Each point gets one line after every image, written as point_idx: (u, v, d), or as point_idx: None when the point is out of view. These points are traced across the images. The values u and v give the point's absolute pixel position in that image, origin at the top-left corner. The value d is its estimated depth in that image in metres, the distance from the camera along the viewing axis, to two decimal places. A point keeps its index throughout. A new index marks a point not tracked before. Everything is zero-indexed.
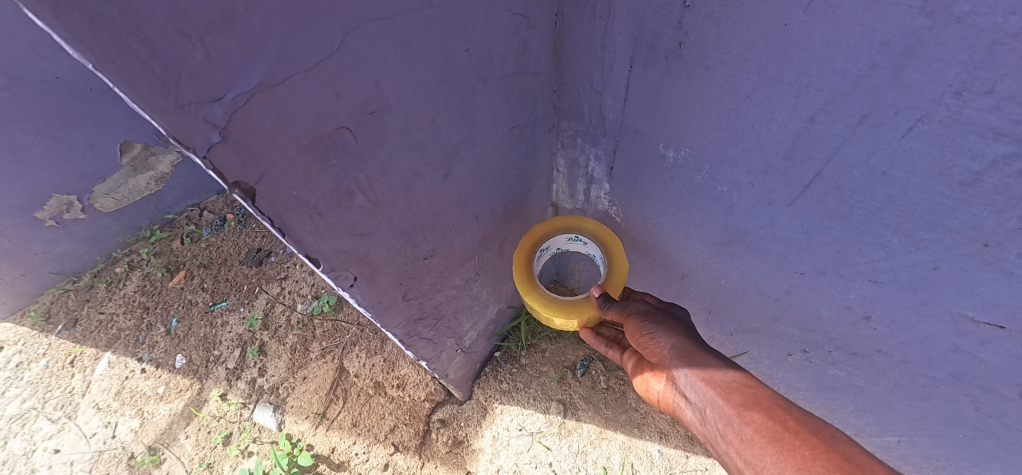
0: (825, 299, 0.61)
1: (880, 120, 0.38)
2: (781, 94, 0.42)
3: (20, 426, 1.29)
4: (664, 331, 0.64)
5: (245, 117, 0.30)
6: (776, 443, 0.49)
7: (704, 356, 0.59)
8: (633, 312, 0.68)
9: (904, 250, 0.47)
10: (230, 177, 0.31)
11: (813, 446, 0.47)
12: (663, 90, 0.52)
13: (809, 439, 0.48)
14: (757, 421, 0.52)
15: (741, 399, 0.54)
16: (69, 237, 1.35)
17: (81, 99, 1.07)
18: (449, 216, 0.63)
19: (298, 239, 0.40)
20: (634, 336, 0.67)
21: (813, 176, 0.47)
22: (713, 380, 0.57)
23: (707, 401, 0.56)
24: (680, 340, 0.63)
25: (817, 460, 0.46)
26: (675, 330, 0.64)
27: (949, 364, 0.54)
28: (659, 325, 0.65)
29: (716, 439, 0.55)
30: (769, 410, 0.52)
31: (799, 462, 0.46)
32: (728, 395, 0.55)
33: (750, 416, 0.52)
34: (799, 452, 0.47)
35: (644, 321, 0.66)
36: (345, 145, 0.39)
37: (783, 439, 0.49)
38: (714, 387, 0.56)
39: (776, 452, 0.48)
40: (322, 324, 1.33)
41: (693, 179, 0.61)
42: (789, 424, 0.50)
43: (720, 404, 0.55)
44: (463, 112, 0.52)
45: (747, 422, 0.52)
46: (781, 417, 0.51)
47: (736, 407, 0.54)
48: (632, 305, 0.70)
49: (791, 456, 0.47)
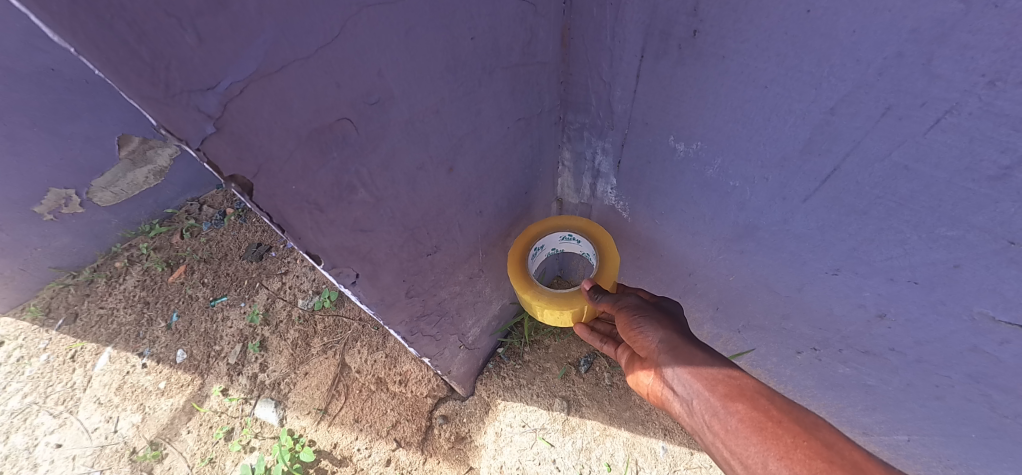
0: (838, 298, 0.60)
1: (906, 112, 0.36)
2: (801, 84, 0.40)
3: (22, 420, 1.29)
4: (652, 324, 0.63)
5: (239, 107, 0.28)
6: (760, 433, 0.47)
7: (691, 349, 0.58)
8: (624, 306, 0.67)
9: (924, 248, 0.45)
10: (225, 171, 0.29)
11: (795, 434, 0.46)
12: (674, 81, 0.50)
13: (791, 428, 0.46)
14: (742, 412, 0.50)
15: (727, 390, 0.52)
16: (68, 231, 1.34)
17: (76, 91, 1.06)
18: (453, 211, 0.61)
19: (298, 236, 0.39)
20: (624, 330, 0.66)
21: (831, 171, 0.45)
22: (699, 372, 0.55)
23: (694, 393, 0.54)
24: (668, 334, 0.61)
25: (799, 449, 0.44)
26: (664, 323, 0.63)
27: (966, 364, 0.53)
28: (648, 319, 0.64)
29: (703, 430, 0.54)
30: (754, 400, 0.50)
31: (782, 451, 0.45)
32: (714, 386, 0.53)
33: (735, 407, 0.50)
34: (782, 441, 0.46)
35: (635, 315, 0.65)
36: (346, 137, 0.37)
37: (767, 428, 0.47)
38: (700, 380, 0.54)
39: (759, 441, 0.47)
40: (323, 319, 1.32)
41: (704, 174, 0.59)
42: (772, 413, 0.49)
43: (706, 396, 0.53)
44: (468, 103, 0.50)
45: (732, 413, 0.50)
46: (765, 407, 0.49)
47: (721, 398, 0.52)
48: (622, 299, 0.69)
49: (774, 445, 0.46)
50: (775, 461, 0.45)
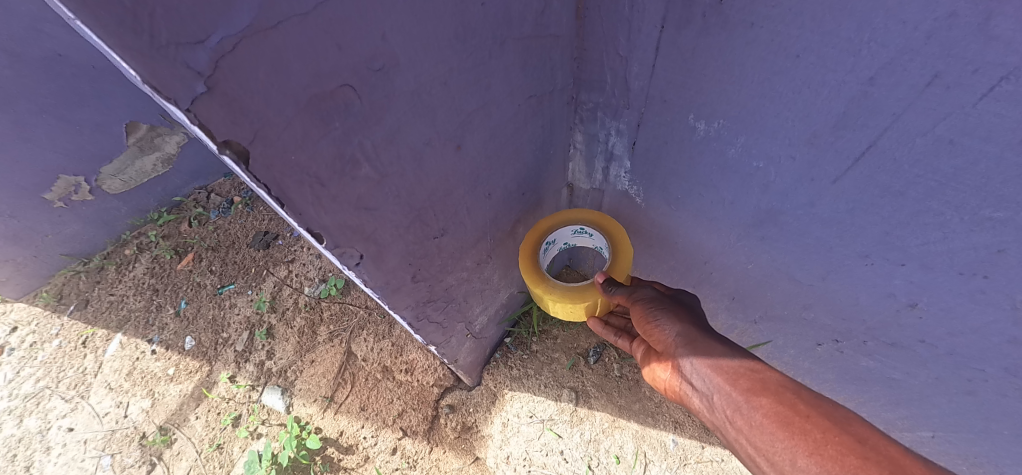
0: (865, 286, 0.57)
1: (957, 79, 0.33)
2: (838, 52, 0.37)
3: (34, 404, 1.31)
4: (668, 317, 0.61)
5: (232, 66, 0.25)
6: (787, 428, 0.45)
7: (710, 343, 0.56)
8: (639, 299, 0.65)
9: (965, 231, 0.42)
10: (219, 137, 0.27)
11: (825, 429, 0.43)
12: (696, 53, 0.47)
13: (821, 422, 0.44)
14: (766, 406, 0.47)
15: (749, 385, 0.50)
16: (77, 218, 1.35)
17: (84, 76, 1.05)
18: (460, 193, 0.59)
19: (299, 212, 0.37)
20: (638, 323, 0.64)
21: (866, 147, 0.42)
22: (719, 366, 0.53)
23: (714, 388, 0.52)
24: (685, 328, 0.59)
25: (830, 444, 0.42)
26: (681, 317, 0.61)
27: (1003, 357, 0.50)
28: (665, 312, 0.61)
29: (724, 426, 0.52)
30: (779, 394, 0.48)
31: (810, 447, 0.42)
32: (735, 380, 0.51)
33: (759, 402, 0.48)
34: (810, 436, 0.43)
35: (650, 307, 0.63)
36: (348, 107, 0.35)
37: (794, 423, 0.45)
38: (720, 374, 0.52)
39: (786, 437, 0.44)
40: (330, 307, 1.31)
41: (726, 154, 0.56)
42: (800, 407, 0.46)
43: (728, 391, 0.51)
44: (477, 76, 0.47)
45: (756, 407, 0.48)
46: (792, 401, 0.47)
47: (743, 393, 0.50)
48: (638, 291, 0.66)
49: (802, 441, 0.43)
50: (804, 458, 0.42)
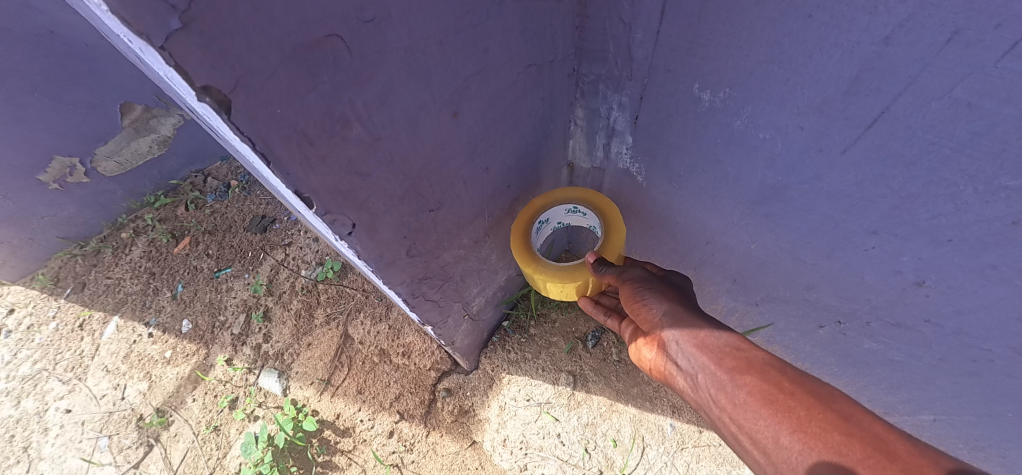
0: (871, 264, 0.55)
1: (977, 36, 0.30)
2: (852, 10, 0.35)
3: (32, 386, 1.31)
4: (656, 296, 0.59)
5: (212, 2, 0.23)
6: (770, 406, 0.44)
7: (697, 322, 0.54)
8: (629, 279, 0.63)
9: (980, 202, 0.40)
10: (196, 81, 0.25)
11: (809, 407, 0.42)
12: (703, 16, 0.45)
13: (805, 400, 0.43)
14: (750, 384, 0.46)
15: (734, 363, 0.49)
16: (73, 200, 1.33)
17: (77, 54, 1.03)
18: (457, 164, 0.57)
19: (286, 172, 0.35)
20: (626, 302, 0.62)
21: (878, 113, 0.40)
22: (705, 345, 0.51)
23: (699, 368, 0.51)
24: (673, 307, 0.58)
25: (813, 421, 0.41)
26: (669, 296, 0.59)
27: (1011, 336, 0.49)
28: (654, 291, 0.60)
29: (708, 405, 0.51)
30: (764, 372, 0.47)
31: (794, 424, 0.42)
32: (720, 359, 0.50)
33: (743, 380, 0.47)
34: (794, 414, 0.42)
35: (638, 287, 0.61)
36: (338, 59, 0.33)
37: (778, 401, 0.44)
38: (706, 353, 0.51)
39: (770, 414, 0.43)
40: (326, 290, 1.30)
41: (731, 126, 0.54)
42: (784, 385, 0.45)
43: (712, 370, 0.50)
44: (474, 38, 0.46)
45: (741, 386, 0.47)
46: (776, 378, 0.46)
47: (728, 371, 0.48)
48: (628, 271, 0.65)
49: (786, 418, 0.42)
50: (788, 435, 0.42)
